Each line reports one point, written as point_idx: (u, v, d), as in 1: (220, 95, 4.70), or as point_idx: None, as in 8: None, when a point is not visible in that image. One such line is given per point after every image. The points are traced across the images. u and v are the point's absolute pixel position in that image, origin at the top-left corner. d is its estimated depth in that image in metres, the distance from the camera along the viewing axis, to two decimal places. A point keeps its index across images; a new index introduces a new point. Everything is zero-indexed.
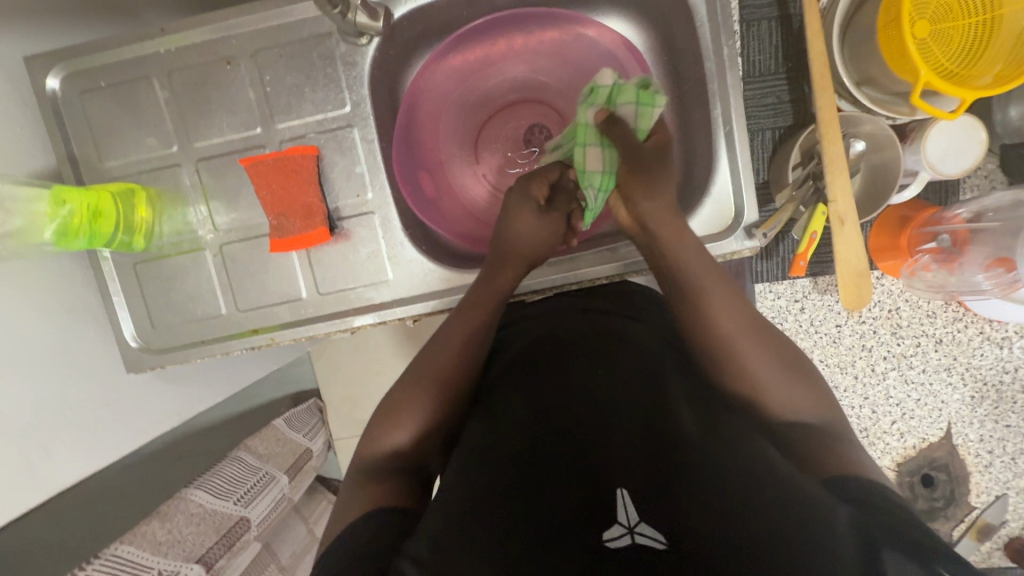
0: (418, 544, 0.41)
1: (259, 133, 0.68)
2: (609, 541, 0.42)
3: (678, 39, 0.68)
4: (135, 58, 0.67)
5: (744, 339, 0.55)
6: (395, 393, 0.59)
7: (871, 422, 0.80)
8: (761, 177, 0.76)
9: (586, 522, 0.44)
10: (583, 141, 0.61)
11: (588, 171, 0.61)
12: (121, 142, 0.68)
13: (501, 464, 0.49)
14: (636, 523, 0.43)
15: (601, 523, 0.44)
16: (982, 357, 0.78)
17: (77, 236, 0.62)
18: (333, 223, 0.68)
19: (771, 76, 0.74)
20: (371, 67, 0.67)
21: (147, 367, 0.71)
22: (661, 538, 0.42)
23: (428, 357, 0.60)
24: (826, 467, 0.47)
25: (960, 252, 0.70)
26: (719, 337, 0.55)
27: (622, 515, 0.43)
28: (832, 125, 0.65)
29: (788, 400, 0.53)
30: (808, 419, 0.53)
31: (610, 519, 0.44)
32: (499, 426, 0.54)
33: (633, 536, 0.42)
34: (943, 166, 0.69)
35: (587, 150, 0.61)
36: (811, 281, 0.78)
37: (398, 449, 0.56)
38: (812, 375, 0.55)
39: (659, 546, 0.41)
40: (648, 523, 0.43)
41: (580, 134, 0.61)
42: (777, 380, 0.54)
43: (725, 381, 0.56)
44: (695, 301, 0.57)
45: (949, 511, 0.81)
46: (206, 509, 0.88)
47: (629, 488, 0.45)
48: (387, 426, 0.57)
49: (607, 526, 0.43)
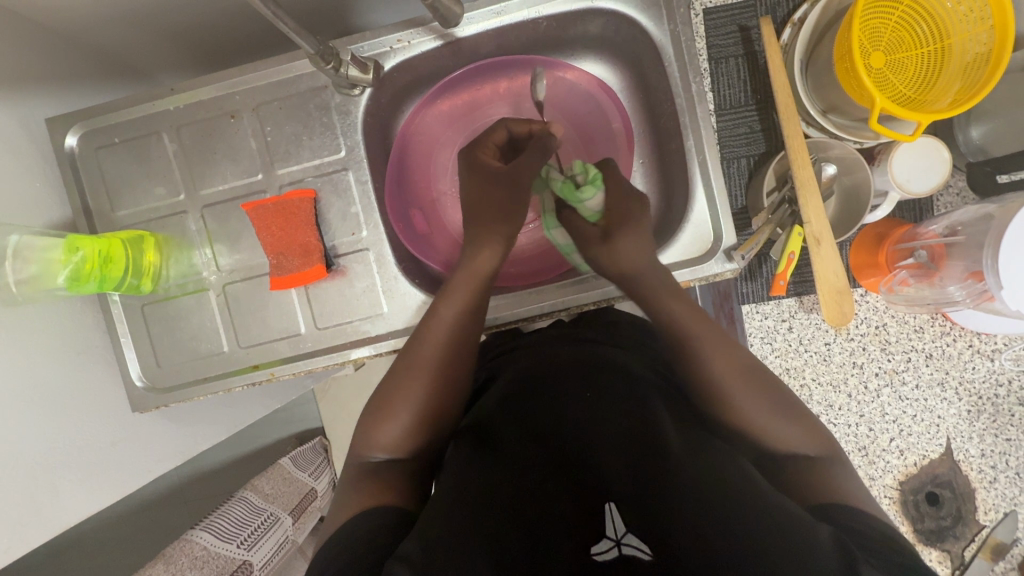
0: (412, 540, 0.42)
1: (260, 179, 0.72)
2: (598, 554, 0.47)
3: (650, 77, 0.73)
4: (146, 116, 0.72)
5: (732, 376, 0.56)
6: (387, 388, 0.60)
7: (868, 440, 0.80)
8: (739, 203, 0.79)
9: (572, 534, 0.48)
10: (550, 225, 0.74)
11: (566, 245, 0.73)
12: (132, 192, 0.73)
13: (491, 472, 0.50)
14: (623, 535, 0.47)
15: (590, 537, 0.48)
16: (974, 371, 0.78)
17: (89, 280, 0.65)
18: (330, 260, 0.71)
19: (742, 107, 0.78)
20: (364, 115, 0.72)
21: (151, 406, 0.73)
22: (646, 548, 0.46)
23: (420, 349, 0.61)
24: (815, 494, 0.48)
25: (937, 267, 0.72)
26: (714, 367, 0.56)
27: (610, 528, 0.47)
28: (801, 152, 0.69)
29: (784, 430, 0.53)
30: (813, 447, 0.53)
31: (597, 532, 0.48)
32: (492, 440, 0.55)
33: (620, 548, 0.47)
34: (912, 185, 0.72)
35: (556, 232, 0.73)
36: (797, 299, 0.79)
37: (388, 440, 0.57)
38: (804, 409, 0.55)
39: (643, 557, 0.45)
40: (632, 534, 0.47)
41: (546, 221, 0.74)
42: (772, 408, 0.54)
43: (716, 413, 0.56)
44: (695, 332, 0.59)
45: (958, 530, 0.79)
46: (209, 552, 0.90)
47: (616, 501, 0.48)
48: (378, 420, 0.58)
49: (596, 540, 0.48)
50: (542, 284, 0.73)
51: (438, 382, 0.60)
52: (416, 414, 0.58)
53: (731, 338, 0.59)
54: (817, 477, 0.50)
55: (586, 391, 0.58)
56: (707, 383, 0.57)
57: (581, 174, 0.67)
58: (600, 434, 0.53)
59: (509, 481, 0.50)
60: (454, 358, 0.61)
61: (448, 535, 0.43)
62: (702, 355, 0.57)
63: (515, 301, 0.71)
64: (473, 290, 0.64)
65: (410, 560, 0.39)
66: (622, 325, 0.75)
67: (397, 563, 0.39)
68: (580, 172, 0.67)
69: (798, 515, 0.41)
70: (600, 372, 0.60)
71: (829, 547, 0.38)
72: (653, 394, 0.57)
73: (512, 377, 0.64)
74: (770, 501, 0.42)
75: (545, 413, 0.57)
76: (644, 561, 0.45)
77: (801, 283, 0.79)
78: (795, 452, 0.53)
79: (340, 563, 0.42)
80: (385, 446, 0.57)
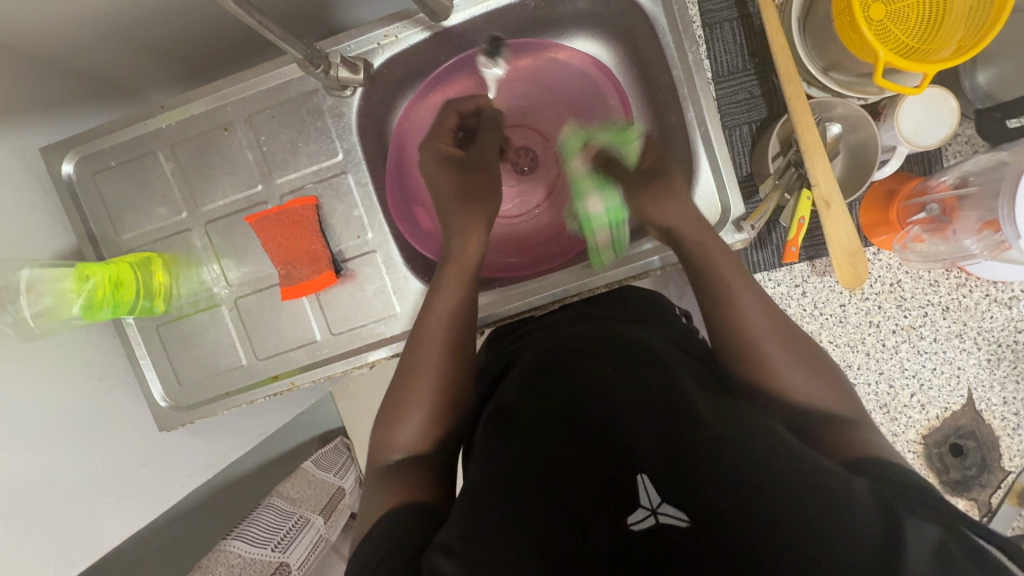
0: (449, 531, 0.42)
1: (260, 190, 0.71)
2: (634, 524, 0.47)
3: (644, 51, 0.71)
4: (140, 136, 0.72)
5: (767, 333, 0.56)
6: (398, 386, 0.61)
7: (890, 397, 0.80)
8: (744, 170, 0.78)
9: (609, 507, 0.48)
10: (581, 193, 0.78)
11: (594, 218, 0.75)
12: (134, 214, 0.73)
13: (519, 458, 0.50)
14: (658, 505, 0.46)
15: (626, 507, 0.48)
16: (991, 320, 0.78)
17: (103, 307, 0.66)
18: (338, 266, 0.71)
19: (740, 72, 0.77)
20: (358, 116, 0.71)
21: (177, 424, 0.74)
22: (683, 516, 0.45)
23: (422, 342, 0.62)
24: (842, 449, 0.48)
25: (949, 219, 0.70)
26: (747, 333, 0.57)
27: (644, 498, 0.47)
28: (805, 113, 0.68)
29: (810, 388, 0.53)
30: (845, 414, 0.52)
31: (632, 505, 0.48)
32: (508, 420, 0.55)
33: (656, 517, 0.46)
34: (919, 139, 0.70)
35: (589, 199, 0.77)
36: (809, 264, 0.79)
37: (409, 436, 0.58)
38: (824, 363, 0.56)
39: (681, 524, 0.45)
40: (667, 503, 0.46)
41: (579, 188, 0.78)
42: (798, 369, 0.54)
43: (746, 373, 0.56)
44: (723, 302, 0.59)
45: (984, 479, 0.80)
46: (244, 559, 0.93)
47: (647, 471, 0.48)
48: (394, 421, 0.59)
49: (632, 511, 0.47)
50: (550, 272, 0.74)
51: (445, 373, 0.60)
52: (428, 408, 0.59)
53: (748, 299, 0.58)
54: (844, 432, 0.50)
55: (600, 366, 0.58)
56: (733, 345, 0.57)
57: (628, 124, 0.75)
58: (620, 407, 0.53)
59: (540, 466, 0.49)
60: (454, 347, 0.62)
61: (484, 527, 0.43)
62: (732, 308, 0.58)
63: (528, 289, 0.72)
64: (460, 279, 0.66)
65: (451, 552, 0.40)
66: (636, 299, 0.74)
67: (438, 556, 0.39)
68: (616, 123, 0.76)
69: (832, 475, 0.41)
70: (614, 346, 0.60)
71: (867, 503, 0.39)
72: (669, 361, 0.57)
73: (529, 360, 0.63)
74: (799, 455, 0.43)
75: (563, 390, 0.56)
76: (684, 530, 0.44)
77: (812, 247, 0.78)
78: (818, 406, 0.53)
79: (379, 561, 0.43)
80: (406, 445, 0.57)
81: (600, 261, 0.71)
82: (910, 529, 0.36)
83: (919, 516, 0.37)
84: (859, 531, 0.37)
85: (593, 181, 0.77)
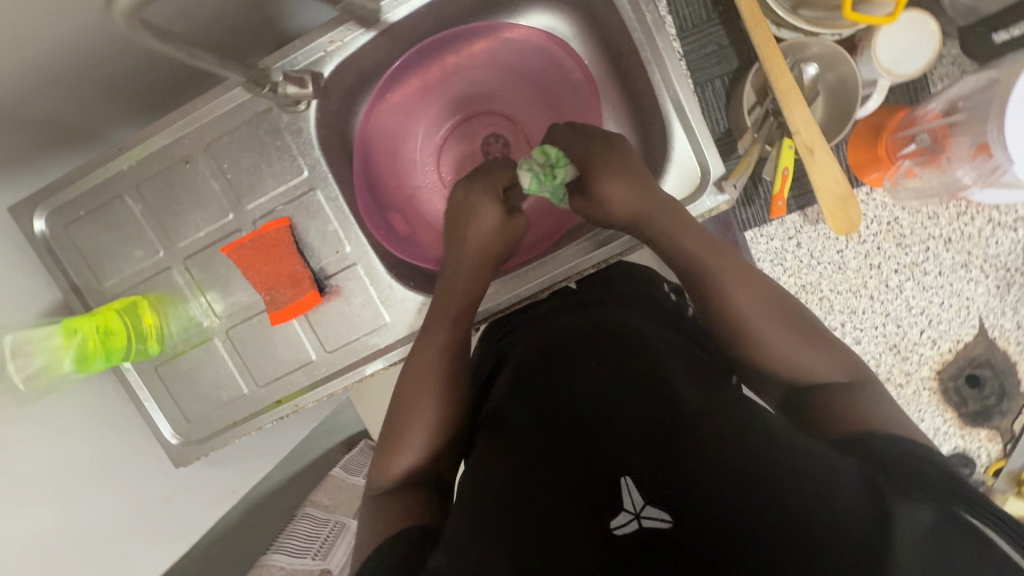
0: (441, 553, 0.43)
1: (232, 219, 0.70)
2: (618, 529, 0.39)
3: (601, 17, 0.68)
4: (104, 182, 0.71)
5: (758, 308, 0.54)
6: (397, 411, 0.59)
7: (898, 337, 0.78)
8: (721, 126, 0.74)
9: (591, 511, 0.41)
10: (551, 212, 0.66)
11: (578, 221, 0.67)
12: (112, 260, 0.72)
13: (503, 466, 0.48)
14: (642, 506, 0.40)
15: (607, 511, 0.41)
16: (997, 245, 0.75)
17: (95, 357, 0.67)
18: (321, 284, 0.71)
19: (704, 24, 0.73)
20: (316, 129, 0.69)
21: (192, 458, 0.75)
22: (667, 516, 0.38)
23: (419, 364, 0.60)
24: (838, 425, 0.48)
25: (942, 148, 0.66)
26: (736, 310, 0.54)
27: (627, 501, 0.40)
28: (777, 59, 0.65)
29: (808, 358, 0.52)
30: (838, 376, 0.52)
31: (614, 507, 0.40)
32: (501, 429, 0.54)
33: (641, 522, 0.39)
34: (900, 69, 0.67)
35: (559, 213, 0.66)
36: (800, 214, 0.76)
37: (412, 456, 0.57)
38: (821, 334, 0.54)
39: (664, 526, 0.38)
40: (652, 504, 0.39)
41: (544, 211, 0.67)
42: (792, 339, 0.53)
43: (743, 347, 0.54)
44: (701, 280, 0.56)
45: (1004, 406, 0.78)
46: (287, 570, 0.96)
47: (632, 473, 0.42)
48: (394, 447, 0.57)
49: (615, 515, 0.40)
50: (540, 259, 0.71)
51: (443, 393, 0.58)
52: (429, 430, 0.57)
53: (748, 273, 0.56)
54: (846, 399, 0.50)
55: (587, 360, 0.56)
56: (724, 322, 0.55)
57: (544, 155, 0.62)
58: (602, 398, 0.50)
59: (522, 468, 0.47)
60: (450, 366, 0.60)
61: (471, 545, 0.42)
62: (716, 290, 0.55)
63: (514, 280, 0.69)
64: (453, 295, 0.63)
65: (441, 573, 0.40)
66: (625, 279, 0.74)
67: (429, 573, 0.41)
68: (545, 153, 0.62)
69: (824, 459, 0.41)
70: (602, 338, 0.58)
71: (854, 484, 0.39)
72: (660, 351, 0.56)
73: (521, 357, 0.63)
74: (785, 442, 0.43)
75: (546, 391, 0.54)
76: (668, 532, 0.38)
77: (800, 196, 0.76)
78: (817, 376, 0.52)
79: None
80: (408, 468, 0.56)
81: None
82: (901, 514, 0.37)
83: (906, 495, 0.38)
84: (839, 517, 0.36)
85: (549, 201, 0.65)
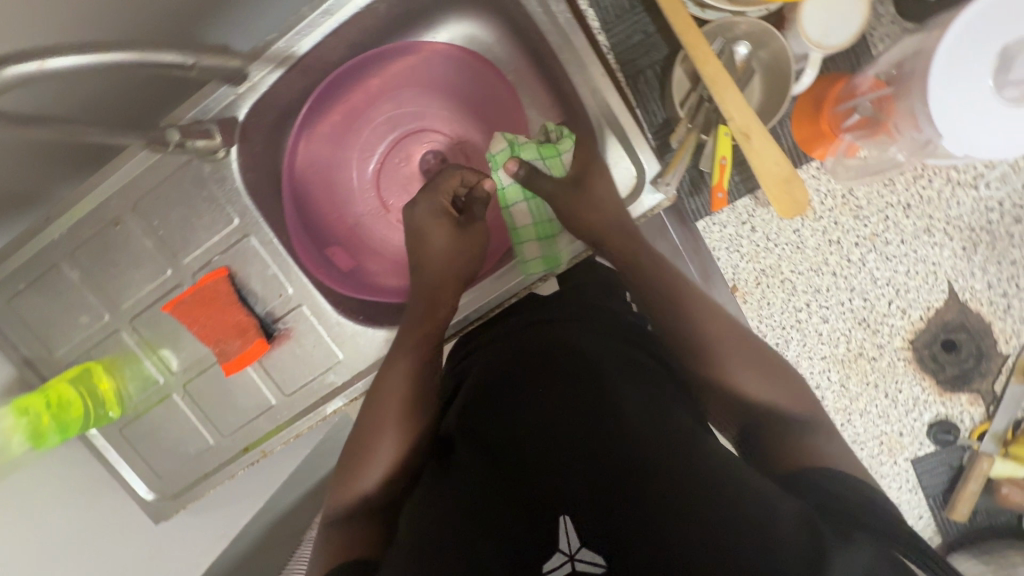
0: None
1: (171, 274, 0.69)
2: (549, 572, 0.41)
3: (517, 22, 0.65)
4: (39, 253, 0.70)
5: (720, 334, 0.54)
6: (355, 441, 0.57)
7: (867, 311, 0.76)
8: (659, 117, 0.72)
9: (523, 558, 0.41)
10: (507, 202, 0.66)
11: (522, 229, 0.66)
12: (59, 330, 0.72)
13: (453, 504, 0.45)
14: (576, 549, 0.42)
15: (541, 553, 0.42)
16: (958, 206, 0.73)
17: (47, 434, 0.68)
18: (269, 329, 0.70)
19: (627, 13, 0.71)
20: (241, 173, 0.67)
21: (170, 513, 0.75)
22: (602, 561, 0.40)
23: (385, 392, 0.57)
24: (790, 456, 0.47)
25: (887, 117, 0.64)
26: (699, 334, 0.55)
27: (562, 543, 0.42)
28: (699, 44, 0.61)
29: (756, 374, 0.53)
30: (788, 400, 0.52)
31: (548, 548, 0.42)
32: (448, 462, 0.52)
33: (574, 564, 0.41)
34: (829, 40, 0.64)
35: (514, 210, 0.66)
36: (751, 198, 0.74)
37: (366, 489, 0.53)
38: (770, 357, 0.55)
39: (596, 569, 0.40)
40: (587, 549, 0.41)
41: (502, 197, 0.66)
42: (742, 361, 0.54)
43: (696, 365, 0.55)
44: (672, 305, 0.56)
45: (983, 368, 0.76)
46: None
47: (570, 513, 0.44)
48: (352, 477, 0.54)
49: (546, 557, 0.42)
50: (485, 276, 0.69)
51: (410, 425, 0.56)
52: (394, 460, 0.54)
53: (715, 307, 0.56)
54: (806, 438, 0.49)
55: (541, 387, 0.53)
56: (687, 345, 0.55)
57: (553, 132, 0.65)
58: (554, 431, 0.48)
59: (468, 509, 0.45)
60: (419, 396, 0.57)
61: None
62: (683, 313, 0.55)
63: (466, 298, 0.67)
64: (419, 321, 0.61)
65: None
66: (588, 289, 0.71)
67: None
68: (552, 131, 0.65)
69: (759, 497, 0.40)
70: (560, 360, 0.55)
71: (789, 526, 0.38)
72: (608, 369, 0.53)
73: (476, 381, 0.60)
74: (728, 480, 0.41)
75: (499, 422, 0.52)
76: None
77: (747, 179, 0.74)
78: (762, 402, 0.52)
79: None
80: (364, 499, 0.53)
81: (527, 269, 0.65)
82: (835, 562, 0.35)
83: (838, 541, 0.37)
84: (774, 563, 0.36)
85: (517, 191, 0.66)
